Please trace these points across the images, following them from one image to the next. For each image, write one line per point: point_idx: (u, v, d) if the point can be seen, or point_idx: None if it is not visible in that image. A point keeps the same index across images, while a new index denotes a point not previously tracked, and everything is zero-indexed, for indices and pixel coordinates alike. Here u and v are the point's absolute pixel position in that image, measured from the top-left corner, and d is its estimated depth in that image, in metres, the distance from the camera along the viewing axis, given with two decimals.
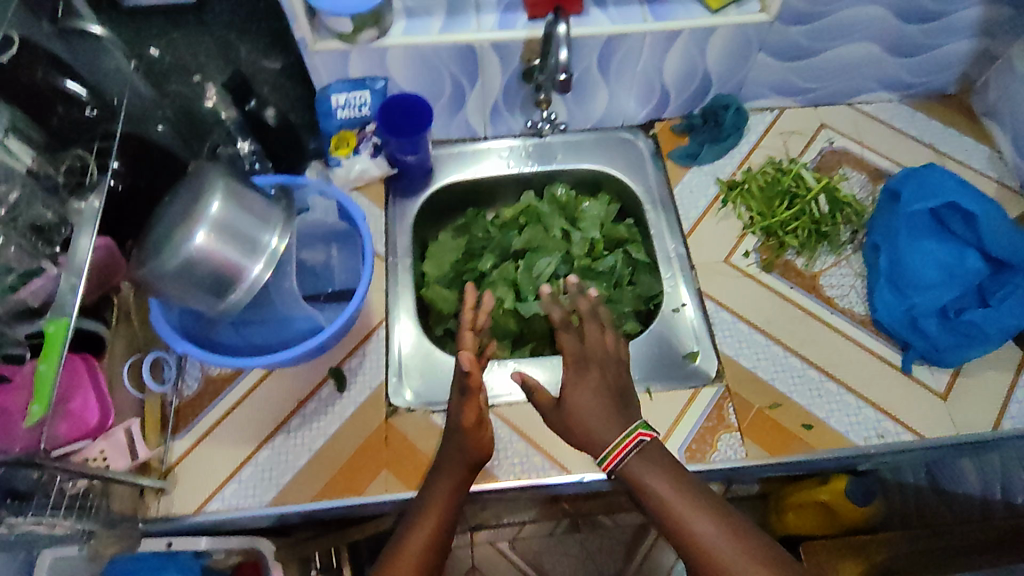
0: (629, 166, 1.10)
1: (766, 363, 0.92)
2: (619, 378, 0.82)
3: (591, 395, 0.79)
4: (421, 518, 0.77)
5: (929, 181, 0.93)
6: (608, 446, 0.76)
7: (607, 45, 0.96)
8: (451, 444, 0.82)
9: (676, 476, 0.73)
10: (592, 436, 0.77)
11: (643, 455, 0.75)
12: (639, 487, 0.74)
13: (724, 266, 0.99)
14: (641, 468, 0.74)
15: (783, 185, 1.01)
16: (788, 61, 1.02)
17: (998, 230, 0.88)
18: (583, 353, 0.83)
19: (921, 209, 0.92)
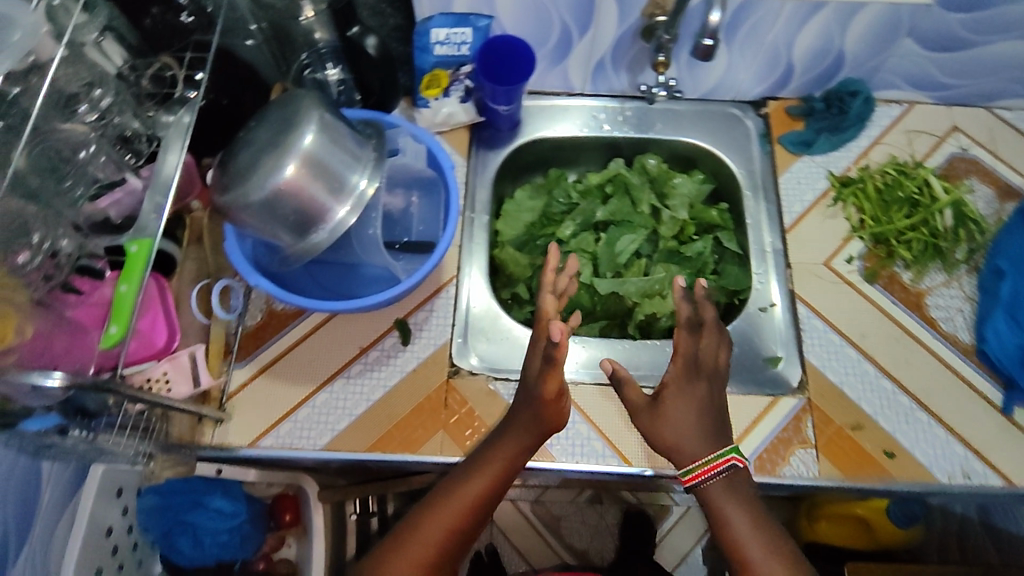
0: (733, 146, 1.02)
1: (854, 379, 0.86)
2: (721, 396, 0.81)
3: (692, 405, 0.79)
4: (477, 468, 0.77)
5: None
6: (697, 461, 0.75)
7: (740, 9, 0.87)
8: (523, 408, 0.78)
9: (754, 512, 0.73)
10: (675, 443, 0.77)
11: (728, 483, 0.75)
12: (715, 509, 0.74)
13: (823, 269, 0.92)
14: (723, 492, 0.74)
15: (905, 191, 0.93)
16: (935, 51, 0.91)
17: None
18: (696, 360, 0.81)
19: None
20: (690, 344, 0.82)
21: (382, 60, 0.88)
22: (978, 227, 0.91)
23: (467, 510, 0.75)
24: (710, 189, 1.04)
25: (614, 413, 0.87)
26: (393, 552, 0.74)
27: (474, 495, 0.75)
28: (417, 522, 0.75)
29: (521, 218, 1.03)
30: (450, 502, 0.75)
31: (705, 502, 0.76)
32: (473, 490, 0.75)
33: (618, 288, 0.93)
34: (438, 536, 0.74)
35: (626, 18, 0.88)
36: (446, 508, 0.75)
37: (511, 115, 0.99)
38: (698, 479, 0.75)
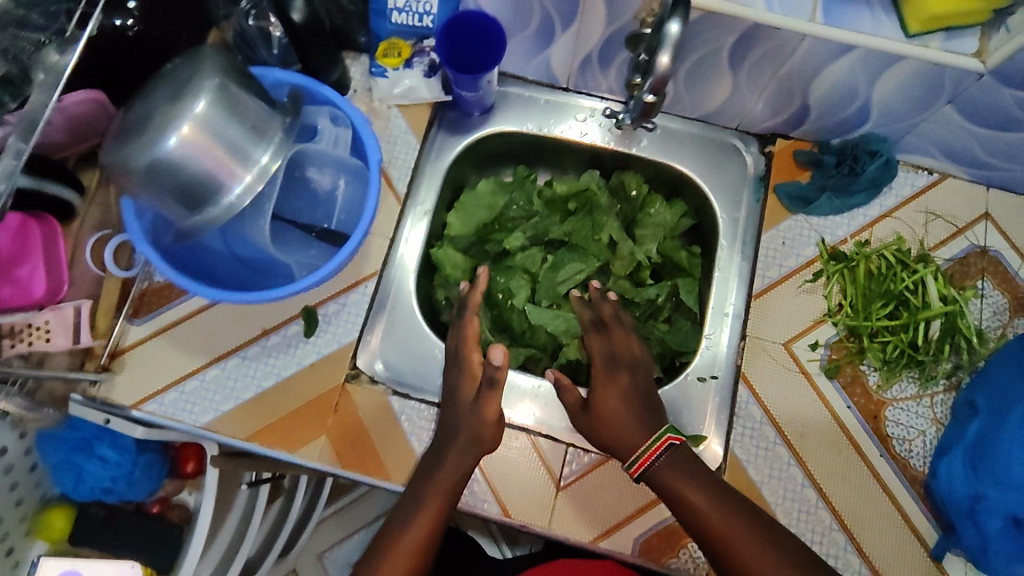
0: (725, 186, 0.91)
1: (778, 482, 0.78)
2: (648, 385, 0.79)
3: (620, 396, 0.76)
4: (437, 469, 0.72)
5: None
6: (636, 451, 0.72)
7: (749, 32, 0.72)
8: (462, 422, 0.74)
9: (719, 497, 0.68)
10: (615, 434, 0.73)
11: (671, 463, 0.70)
12: (673, 489, 0.69)
13: (782, 351, 0.83)
14: (670, 470, 0.70)
15: (896, 287, 0.82)
16: (981, 125, 0.79)
17: None
18: (613, 354, 0.80)
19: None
20: (604, 344, 0.81)
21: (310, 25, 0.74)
22: (972, 344, 0.81)
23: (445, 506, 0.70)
24: (688, 224, 0.94)
25: (506, 459, 0.80)
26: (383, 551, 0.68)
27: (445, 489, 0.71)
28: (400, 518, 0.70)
29: (478, 212, 0.94)
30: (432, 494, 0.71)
31: (657, 486, 0.71)
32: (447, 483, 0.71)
33: (549, 322, 0.87)
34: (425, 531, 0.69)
35: (616, 19, 0.75)
36: (426, 505, 0.70)
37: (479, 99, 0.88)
38: (644, 464, 0.71)
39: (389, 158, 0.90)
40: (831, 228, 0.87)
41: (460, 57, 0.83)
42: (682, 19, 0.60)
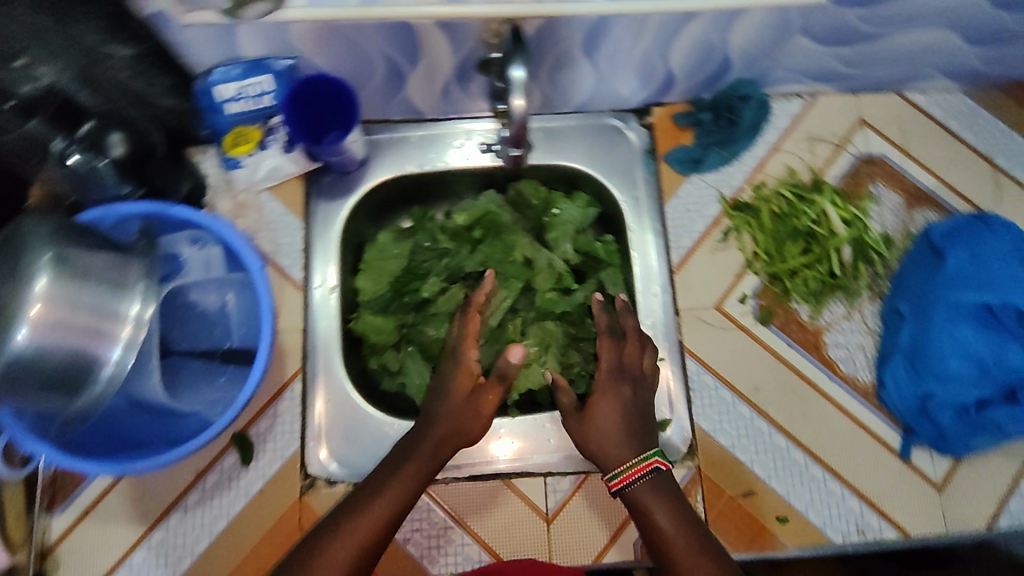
0: (615, 170, 0.94)
1: (748, 439, 0.83)
2: (646, 403, 0.77)
3: (616, 411, 0.75)
4: (417, 449, 0.71)
5: (978, 251, 0.79)
6: (621, 465, 0.71)
7: (592, 25, 0.74)
8: (449, 410, 0.73)
9: (690, 526, 0.69)
10: (600, 448, 0.73)
11: (653, 486, 0.71)
12: (644, 512, 0.70)
13: (714, 314, 0.87)
14: (647, 493, 0.70)
15: (798, 224, 0.87)
16: (833, 45, 0.83)
17: None
18: (620, 366, 0.78)
19: (961, 302, 0.77)
20: (615, 352, 0.79)
21: (138, 149, 0.76)
22: (883, 253, 0.86)
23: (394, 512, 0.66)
24: (596, 212, 0.94)
25: (491, 511, 0.80)
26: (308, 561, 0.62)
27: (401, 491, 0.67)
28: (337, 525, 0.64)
29: (387, 267, 0.90)
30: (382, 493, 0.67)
31: (630, 503, 0.71)
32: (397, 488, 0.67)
33: None
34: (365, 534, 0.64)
35: (460, 45, 0.75)
36: (406, 469, 0.69)
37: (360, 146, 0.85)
38: (625, 480, 0.71)
39: (276, 246, 0.86)
40: (727, 180, 0.91)
41: (314, 115, 0.81)
42: (523, 61, 0.64)
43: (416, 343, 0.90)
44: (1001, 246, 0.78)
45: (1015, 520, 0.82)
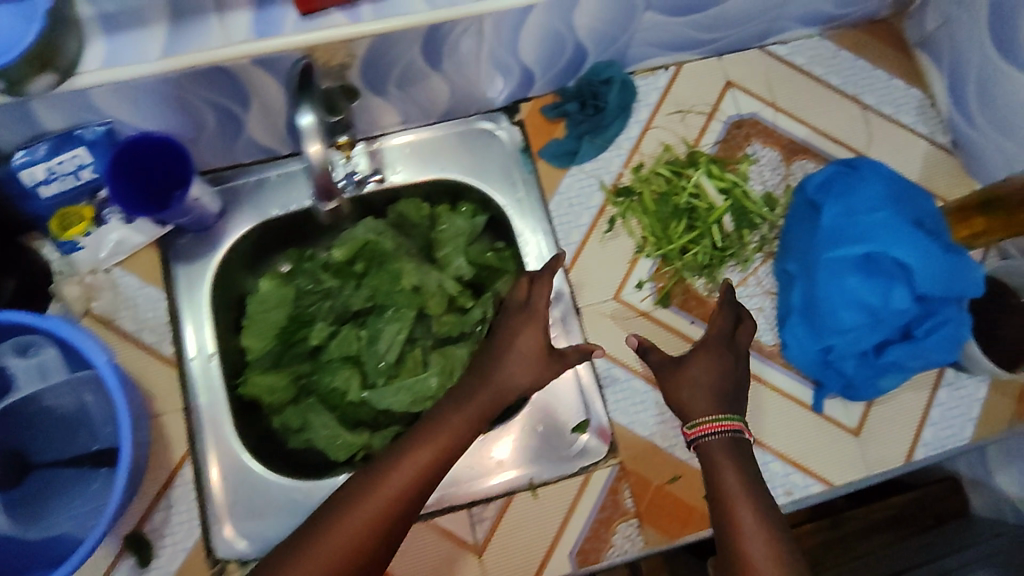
0: (494, 174, 0.90)
1: (666, 425, 0.82)
2: (739, 377, 0.77)
3: (715, 374, 0.75)
4: (471, 395, 0.71)
5: (849, 205, 0.76)
6: (702, 417, 0.72)
7: (428, 35, 0.69)
8: (508, 357, 0.73)
9: (756, 500, 0.66)
10: (688, 403, 0.74)
11: (726, 444, 0.71)
12: (713, 467, 0.69)
13: (615, 306, 0.85)
14: (720, 450, 0.70)
15: (680, 203, 0.87)
16: (679, 15, 0.80)
17: (939, 266, 0.72)
18: (726, 338, 0.79)
19: (837, 263, 0.75)
20: (723, 324, 0.79)
21: None
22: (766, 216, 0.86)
23: (439, 462, 0.66)
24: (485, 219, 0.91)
25: (420, 554, 0.77)
26: (346, 505, 0.63)
27: (449, 439, 0.68)
28: (379, 469, 0.65)
29: (272, 319, 0.87)
30: (431, 444, 0.67)
31: (702, 456, 0.71)
32: (446, 434, 0.68)
33: (392, 398, 0.82)
34: (409, 481, 0.65)
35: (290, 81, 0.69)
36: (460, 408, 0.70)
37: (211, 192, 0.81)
38: (705, 430, 0.71)
39: (138, 324, 0.82)
40: (605, 168, 0.89)
41: (145, 180, 0.75)
42: (312, 105, 0.62)
43: (319, 393, 0.87)
44: (870, 195, 0.76)
45: (931, 449, 0.83)
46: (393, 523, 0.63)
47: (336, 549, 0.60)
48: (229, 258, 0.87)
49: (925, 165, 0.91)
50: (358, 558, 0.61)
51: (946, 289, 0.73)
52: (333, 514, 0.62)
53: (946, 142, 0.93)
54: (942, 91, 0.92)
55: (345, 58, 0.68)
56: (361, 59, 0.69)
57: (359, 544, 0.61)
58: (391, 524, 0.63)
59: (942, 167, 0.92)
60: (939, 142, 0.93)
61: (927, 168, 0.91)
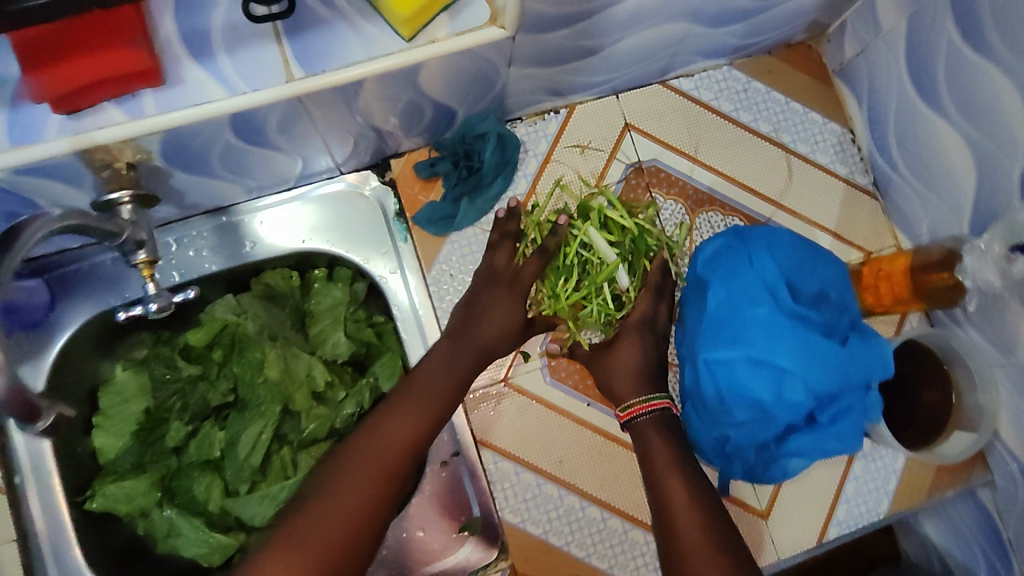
0: (363, 243, 0.80)
1: (560, 521, 0.76)
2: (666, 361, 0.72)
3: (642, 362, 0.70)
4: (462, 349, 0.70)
5: (738, 286, 0.68)
6: (635, 398, 0.68)
7: (237, 120, 0.58)
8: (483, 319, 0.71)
9: (690, 475, 0.62)
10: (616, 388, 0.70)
11: (656, 420, 0.67)
12: (642, 445, 0.66)
13: (503, 391, 0.77)
14: (650, 427, 0.66)
15: (568, 259, 0.75)
16: (554, 65, 0.69)
17: (826, 355, 0.65)
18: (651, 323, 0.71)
19: (724, 359, 0.66)
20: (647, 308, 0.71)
21: None
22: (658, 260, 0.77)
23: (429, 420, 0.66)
24: (366, 284, 0.81)
25: None
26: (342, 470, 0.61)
27: (439, 395, 0.67)
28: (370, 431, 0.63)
29: (128, 415, 0.79)
30: (419, 404, 0.66)
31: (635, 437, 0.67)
32: (435, 390, 0.67)
33: (256, 509, 0.74)
34: (418, 426, 0.65)
35: (79, 182, 0.58)
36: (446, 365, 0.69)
37: (23, 283, 0.74)
38: (639, 412, 0.67)
39: None
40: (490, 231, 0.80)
41: None
42: None
43: (180, 499, 0.78)
44: (760, 279, 0.68)
45: (844, 527, 0.79)
46: (391, 483, 0.61)
47: (339, 511, 0.58)
48: (66, 356, 0.77)
49: (844, 210, 0.83)
50: (361, 519, 0.59)
51: (840, 378, 0.65)
52: (329, 481, 0.60)
53: (866, 183, 0.84)
54: (862, 126, 0.83)
55: (137, 154, 0.57)
56: (159, 152, 0.59)
57: (363, 497, 0.59)
58: (390, 482, 0.61)
59: (861, 212, 0.83)
60: (859, 182, 0.84)
61: (845, 213, 0.83)
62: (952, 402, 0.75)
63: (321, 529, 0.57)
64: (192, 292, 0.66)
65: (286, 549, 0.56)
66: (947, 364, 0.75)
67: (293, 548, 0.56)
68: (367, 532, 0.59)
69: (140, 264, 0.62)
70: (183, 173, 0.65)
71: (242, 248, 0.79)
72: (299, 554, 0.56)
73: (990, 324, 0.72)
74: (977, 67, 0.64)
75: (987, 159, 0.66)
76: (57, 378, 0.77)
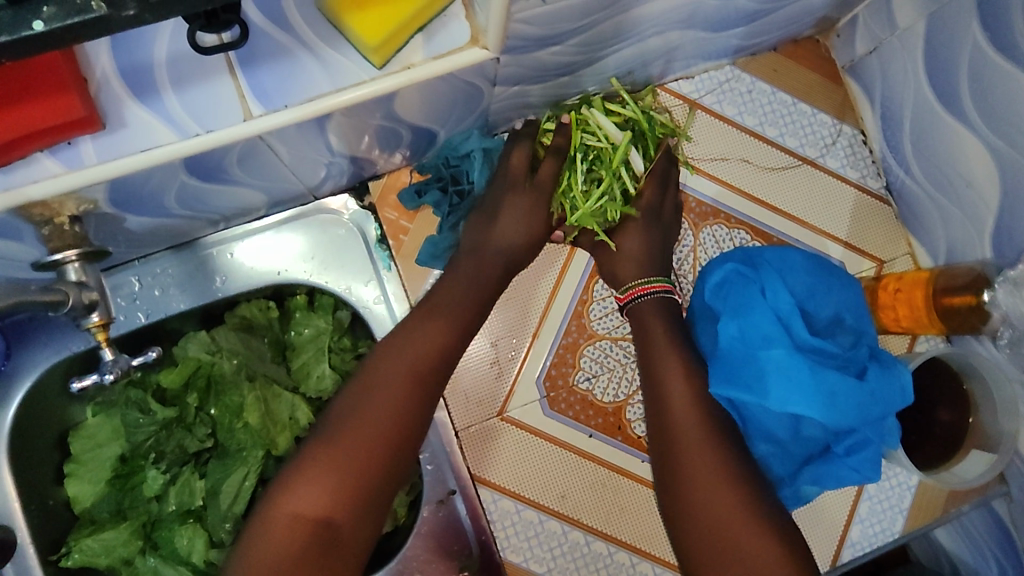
0: (342, 271, 0.74)
1: (564, 558, 0.72)
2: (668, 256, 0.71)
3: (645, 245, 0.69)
4: (477, 261, 0.66)
5: (752, 323, 0.63)
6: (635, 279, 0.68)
7: (192, 162, 0.52)
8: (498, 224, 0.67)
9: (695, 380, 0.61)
10: (620, 272, 0.70)
11: (658, 309, 0.66)
12: (642, 328, 0.65)
13: (500, 425, 0.73)
14: (651, 312, 0.66)
15: (578, 151, 0.67)
16: (544, 79, 0.63)
17: (846, 396, 0.60)
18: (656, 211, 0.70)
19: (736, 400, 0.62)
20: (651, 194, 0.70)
21: None
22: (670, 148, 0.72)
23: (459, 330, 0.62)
24: (349, 311, 0.76)
25: None
26: (373, 383, 0.58)
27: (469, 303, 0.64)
28: (398, 342, 0.60)
29: (102, 461, 0.74)
30: (443, 315, 0.62)
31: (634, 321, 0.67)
32: (463, 299, 0.64)
33: None
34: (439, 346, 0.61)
35: (17, 235, 0.52)
36: (455, 278, 0.65)
37: None
38: (638, 293, 0.67)
39: None
40: None
41: None
42: None
43: (162, 551, 0.73)
44: (774, 311, 0.63)
45: (857, 549, 0.76)
46: (423, 397, 0.59)
47: (373, 425, 0.56)
48: (29, 408, 0.72)
49: (855, 216, 0.78)
50: (396, 432, 0.57)
51: (860, 417, 0.61)
52: (360, 395, 0.58)
53: (878, 187, 0.79)
54: (875, 126, 0.78)
55: (81, 205, 0.52)
56: (106, 201, 0.53)
57: (386, 426, 0.57)
58: (422, 395, 0.58)
59: (872, 218, 0.78)
60: (871, 187, 0.79)
61: (856, 222, 0.78)
62: (970, 420, 0.71)
63: (359, 443, 0.55)
64: (152, 352, 0.68)
65: (323, 464, 0.55)
66: (966, 382, 0.71)
67: (330, 461, 0.55)
68: (403, 445, 0.57)
69: (92, 328, 0.57)
70: (136, 215, 0.59)
71: (212, 282, 0.74)
72: (337, 467, 0.54)
73: None
74: (1005, 72, 0.58)
75: (1012, 171, 0.61)
76: (22, 433, 0.71)
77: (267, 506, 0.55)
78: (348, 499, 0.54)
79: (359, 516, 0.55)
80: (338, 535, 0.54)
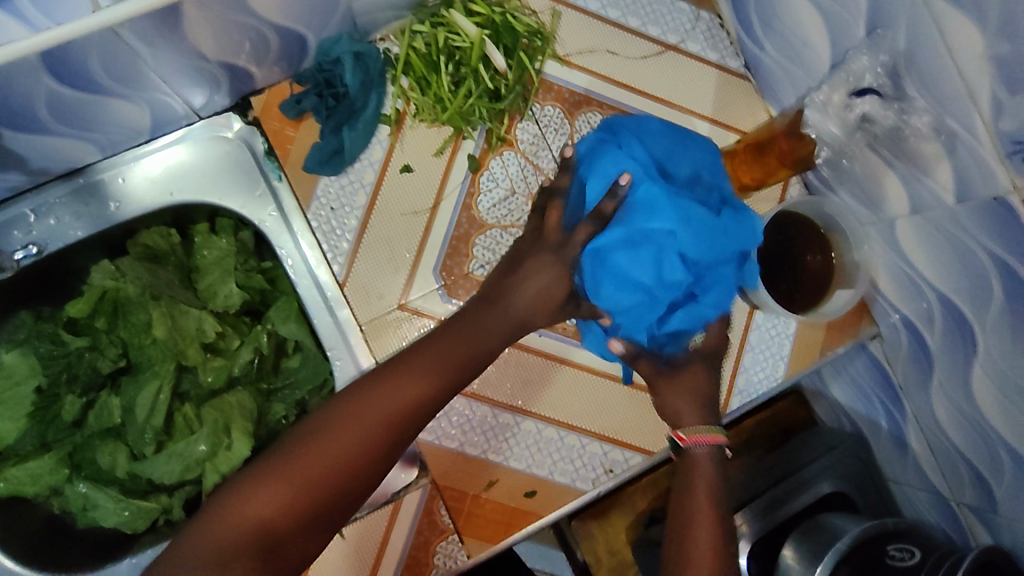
0: (235, 186, 0.77)
1: (476, 433, 0.77)
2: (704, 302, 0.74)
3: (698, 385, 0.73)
4: (489, 318, 0.65)
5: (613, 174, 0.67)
6: (693, 427, 0.71)
7: (52, 63, 0.54)
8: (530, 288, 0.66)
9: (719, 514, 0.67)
10: (673, 409, 0.73)
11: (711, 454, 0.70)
12: (690, 470, 0.70)
13: (400, 316, 0.77)
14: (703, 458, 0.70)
15: (441, 52, 0.76)
16: None
17: (700, 231, 0.63)
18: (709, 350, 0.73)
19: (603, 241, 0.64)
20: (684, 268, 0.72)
21: None
22: (536, 45, 0.79)
23: (453, 379, 0.61)
24: (251, 231, 0.79)
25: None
26: (347, 414, 0.56)
27: (462, 358, 0.62)
28: (398, 375, 0.59)
29: (20, 398, 0.73)
30: (437, 361, 0.61)
31: (683, 460, 0.71)
32: (466, 349, 0.63)
33: (163, 469, 0.73)
34: (423, 393, 0.59)
35: None
36: (468, 327, 0.64)
37: None
38: (695, 441, 0.70)
39: None
40: (382, 150, 0.77)
41: None
42: None
43: (90, 472, 0.76)
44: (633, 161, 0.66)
45: (744, 396, 0.84)
46: (394, 435, 0.57)
47: (344, 451, 0.55)
48: None
49: (718, 94, 0.84)
50: (361, 466, 0.55)
51: (716, 251, 0.64)
52: (336, 416, 0.56)
53: (736, 67, 0.85)
54: (728, 10, 0.83)
55: None
56: None
57: (349, 457, 0.55)
58: (391, 437, 0.57)
59: (734, 95, 0.84)
60: (730, 67, 0.85)
61: (720, 99, 0.84)
62: (834, 262, 0.78)
63: (327, 471, 0.54)
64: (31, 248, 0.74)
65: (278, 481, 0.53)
66: (827, 230, 0.78)
67: (286, 477, 0.53)
68: (359, 474, 0.56)
69: None
70: (11, 131, 0.61)
71: (107, 208, 0.76)
72: (294, 483, 0.53)
73: (858, 187, 0.75)
74: None
75: (838, 24, 0.67)
76: None
77: (219, 504, 0.53)
78: (285, 523, 0.52)
79: (293, 534, 0.53)
80: (276, 546, 0.52)
